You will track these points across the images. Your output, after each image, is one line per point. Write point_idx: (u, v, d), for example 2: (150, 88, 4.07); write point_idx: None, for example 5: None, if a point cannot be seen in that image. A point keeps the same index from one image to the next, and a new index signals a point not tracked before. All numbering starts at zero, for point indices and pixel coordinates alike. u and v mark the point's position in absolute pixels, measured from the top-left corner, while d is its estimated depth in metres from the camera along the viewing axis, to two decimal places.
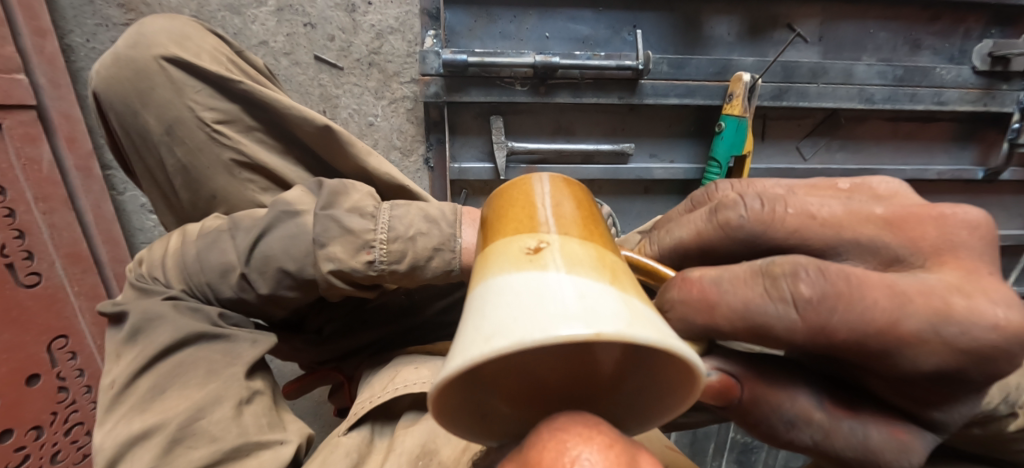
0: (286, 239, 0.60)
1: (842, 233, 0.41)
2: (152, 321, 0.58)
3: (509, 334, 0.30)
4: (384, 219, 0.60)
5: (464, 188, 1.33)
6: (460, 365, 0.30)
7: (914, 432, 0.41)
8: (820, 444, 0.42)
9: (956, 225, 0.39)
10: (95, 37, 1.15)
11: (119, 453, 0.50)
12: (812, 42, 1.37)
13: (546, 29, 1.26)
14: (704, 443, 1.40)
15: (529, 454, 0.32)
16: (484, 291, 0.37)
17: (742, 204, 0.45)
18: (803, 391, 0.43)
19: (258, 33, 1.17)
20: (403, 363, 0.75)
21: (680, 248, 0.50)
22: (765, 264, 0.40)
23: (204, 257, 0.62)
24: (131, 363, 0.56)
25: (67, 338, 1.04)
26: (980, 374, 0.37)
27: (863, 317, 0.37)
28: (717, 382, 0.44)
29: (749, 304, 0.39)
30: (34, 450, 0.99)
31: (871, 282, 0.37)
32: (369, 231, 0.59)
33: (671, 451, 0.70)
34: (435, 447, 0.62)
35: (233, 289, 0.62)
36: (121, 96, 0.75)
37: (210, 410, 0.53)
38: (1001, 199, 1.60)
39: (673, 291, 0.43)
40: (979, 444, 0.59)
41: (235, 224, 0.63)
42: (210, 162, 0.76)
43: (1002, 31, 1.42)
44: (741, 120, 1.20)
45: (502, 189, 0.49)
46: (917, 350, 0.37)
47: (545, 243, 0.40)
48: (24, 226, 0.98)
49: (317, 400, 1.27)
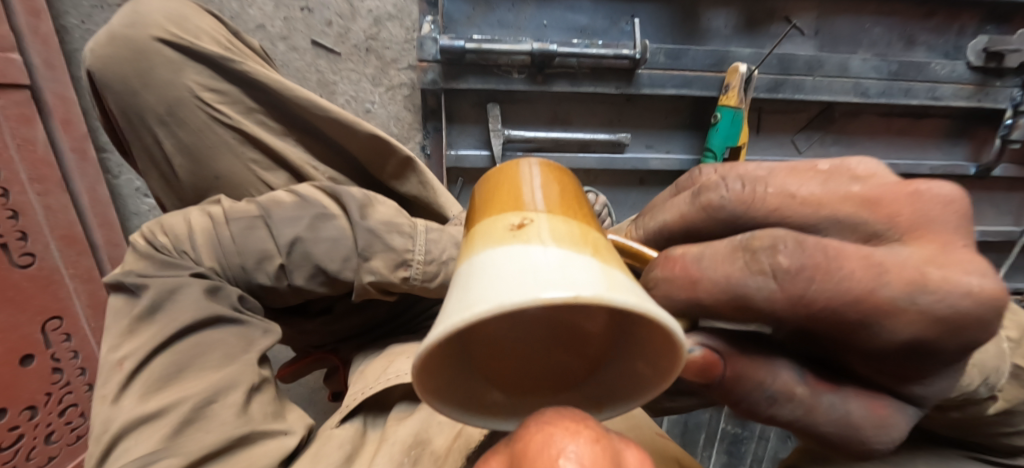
0: (327, 242, 0.67)
1: (822, 210, 0.42)
2: (174, 298, 0.57)
3: (490, 299, 0.31)
4: (421, 241, 0.72)
5: (461, 176, 1.33)
6: (443, 331, 0.30)
7: (894, 407, 0.42)
8: (802, 419, 0.43)
9: (929, 201, 0.40)
10: (91, 19, 1.14)
11: (126, 430, 0.49)
12: (808, 35, 1.37)
13: (544, 18, 1.26)
14: (695, 433, 1.42)
15: (517, 445, 0.33)
16: (468, 266, 0.37)
17: (723, 185, 0.46)
18: (785, 367, 0.43)
19: (255, 18, 1.17)
20: (397, 353, 0.77)
21: (664, 231, 0.50)
22: (745, 238, 0.40)
23: (239, 242, 0.64)
24: (146, 341, 0.54)
25: (61, 319, 1.04)
26: (956, 346, 0.38)
27: (840, 286, 0.37)
28: (700, 359, 0.43)
29: (730, 279, 0.40)
30: (29, 430, 0.99)
31: (847, 254, 0.38)
32: (408, 252, 0.71)
33: (660, 437, 0.71)
34: (428, 437, 0.62)
35: (269, 276, 0.66)
36: (119, 75, 0.74)
37: (224, 394, 0.53)
38: (992, 196, 1.61)
39: (657, 270, 0.44)
40: (958, 428, 0.60)
41: (271, 214, 0.66)
42: (214, 141, 0.77)
43: (997, 28, 1.43)
44: (737, 112, 1.21)
45: (489, 176, 0.50)
46: (895, 320, 0.37)
47: (529, 220, 0.40)
48: (18, 207, 0.97)
49: (312, 386, 1.28)
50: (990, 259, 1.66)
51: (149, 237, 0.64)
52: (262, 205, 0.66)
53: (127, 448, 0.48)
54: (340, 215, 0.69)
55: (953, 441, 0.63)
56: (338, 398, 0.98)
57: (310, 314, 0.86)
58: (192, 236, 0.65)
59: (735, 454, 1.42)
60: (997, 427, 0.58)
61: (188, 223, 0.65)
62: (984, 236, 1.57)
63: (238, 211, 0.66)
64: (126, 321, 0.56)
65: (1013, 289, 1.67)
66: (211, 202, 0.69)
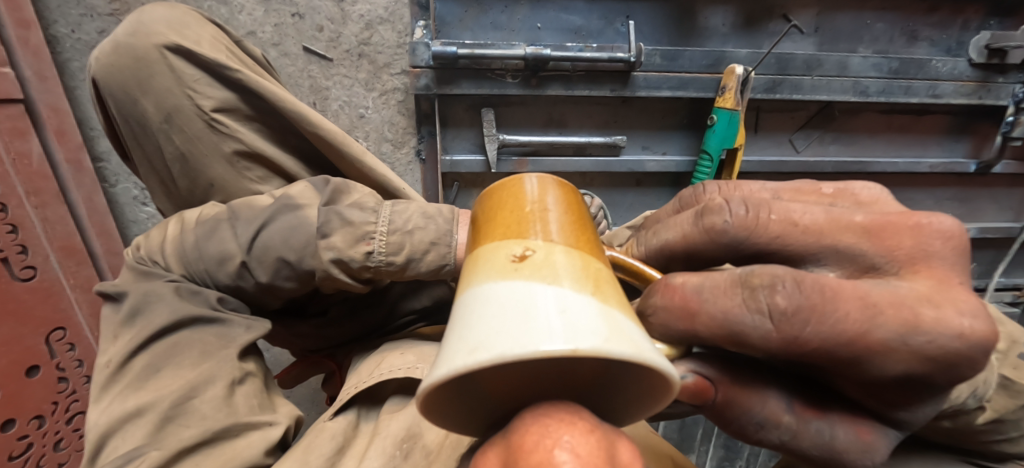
0: (286, 231, 0.63)
1: (823, 240, 0.42)
2: (150, 302, 0.61)
3: (491, 348, 0.31)
4: (385, 214, 0.64)
5: (456, 180, 1.34)
6: (444, 375, 0.31)
7: (878, 431, 0.43)
8: (788, 443, 0.44)
9: (931, 235, 0.40)
10: (80, 28, 1.14)
11: (113, 429, 0.52)
12: (808, 33, 1.35)
13: (538, 19, 1.24)
14: (692, 429, 1.43)
15: (512, 438, 0.33)
16: (470, 298, 0.37)
17: (727, 209, 0.44)
18: (776, 394, 0.44)
19: (246, 24, 1.15)
20: (390, 350, 0.76)
21: (666, 250, 0.49)
22: (744, 273, 0.40)
23: (203, 244, 0.65)
24: (128, 343, 0.58)
25: (65, 329, 1.06)
26: (944, 379, 0.38)
27: (834, 329, 0.37)
28: (692, 385, 0.43)
29: (728, 314, 0.40)
30: (37, 439, 1.01)
31: (844, 293, 0.37)
32: (369, 224, 0.63)
33: (653, 436, 0.72)
34: (419, 430, 0.62)
35: (231, 277, 0.65)
36: (121, 84, 0.74)
37: (202, 390, 0.55)
38: (993, 192, 1.60)
39: (656, 296, 0.43)
40: (952, 440, 0.60)
41: (236, 214, 0.66)
42: (210, 149, 0.76)
43: (1001, 23, 1.40)
44: (733, 113, 1.20)
45: (493, 188, 0.49)
46: (886, 357, 0.37)
47: (531, 250, 0.39)
48: (16, 221, 0.99)
49: (314, 388, 1.31)
50: (989, 255, 1.66)
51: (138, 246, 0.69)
52: (231, 206, 0.66)
53: (115, 445, 0.52)
54: (308, 205, 0.65)
55: (945, 447, 0.63)
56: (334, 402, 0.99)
57: (305, 316, 0.86)
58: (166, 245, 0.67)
59: (731, 448, 1.44)
60: (991, 444, 0.58)
61: (163, 235, 0.68)
62: (984, 233, 1.57)
63: (204, 217, 0.67)
64: (112, 326, 0.60)
65: (1012, 284, 1.67)
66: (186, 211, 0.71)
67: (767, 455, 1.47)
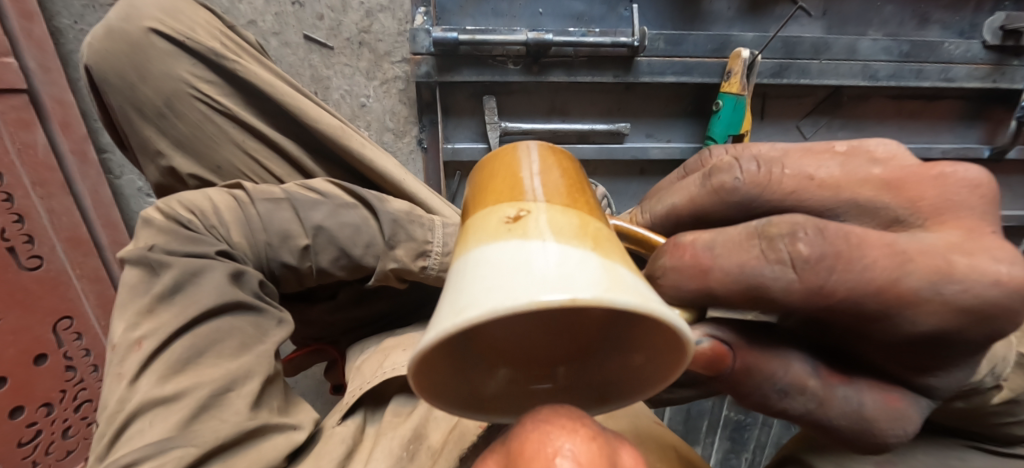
0: (349, 229, 0.69)
1: (840, 194, 0.39)
2: (197, 281, 0.56)
3: (483, 304, 0.29)
4: (439, 234, 0.76)
5: (458, 169, 1.33)
6: (435, 336, 0.29)
7: (907, 397, 0.39)
8: (814, 413, 0.39)
9: (955, 185, 0.36)
10: (83, 19, 1.15)
11: (142, 410, 0.49)
12: (815, 16, 1.32)
13: (539, 5, 1.22)
14: (698, 421, 1.41)
15: (511, 445, 0.31)
16: (463, 263, 0.35)
17: (737, 167, 0.42)
18: (797, 357, 0.39)
19: (246, 13, 1.15)
20: (391, 347, 0.77)
21: (673, 215, 0.47)
22: (762, 224, 0.37)
23: (266, 219, 0.66)
24: (168, 321, 0.53)
25: (71, 319, 1.07)
26: (980, 335, 0.34)
27: (863, 276, 0.34)
28: (708, 350, 0.39)
29: (745, 267, 0.37)
30: (46, 426, 1.03)
31: (870, 241, 0.34)
32: (427, 242, 0.74)
33: (657, 425, 0.71)
34: (425, 431, 0.63)
35: (292, 254, 0.67)
36: (116, 69, 0.73)
37: (240, 383, 0.53)
38: (1006, 179, 1.57)
39: (664, 258, 0.41)
40: (971, 424, 0.57)
41: (296, 198, 0.68)
42: (214, 132, 0.76)
43: (1016, 4, 1.37)
44: (739, 99, 1.18)
45: (484, 165, 0.46)
46: (917, 310, 0.34)
47: (525, 212, 0.37)
48: (23, 211, 0.99)
49: (319, 377, 1.32)
50: None
51: (166, 211, 0.62)
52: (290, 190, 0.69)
53: (141, 430, 0.48)
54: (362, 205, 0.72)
55: (952, 431, 0.60)
56: (337, 390, 0.97)
57: (314, 300, 0.86)
58: (218, 213, 0.65)
59: (737, 439, 1.43)
60: (1010, 429, 0.57)
61: (210, 200, 0.65)
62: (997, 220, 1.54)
63: (263, 193, 0.67)
64: (145, 300, 0.54)
65: None
66: (229, 187, 0.70)
67: (773, 446, 1.46)
